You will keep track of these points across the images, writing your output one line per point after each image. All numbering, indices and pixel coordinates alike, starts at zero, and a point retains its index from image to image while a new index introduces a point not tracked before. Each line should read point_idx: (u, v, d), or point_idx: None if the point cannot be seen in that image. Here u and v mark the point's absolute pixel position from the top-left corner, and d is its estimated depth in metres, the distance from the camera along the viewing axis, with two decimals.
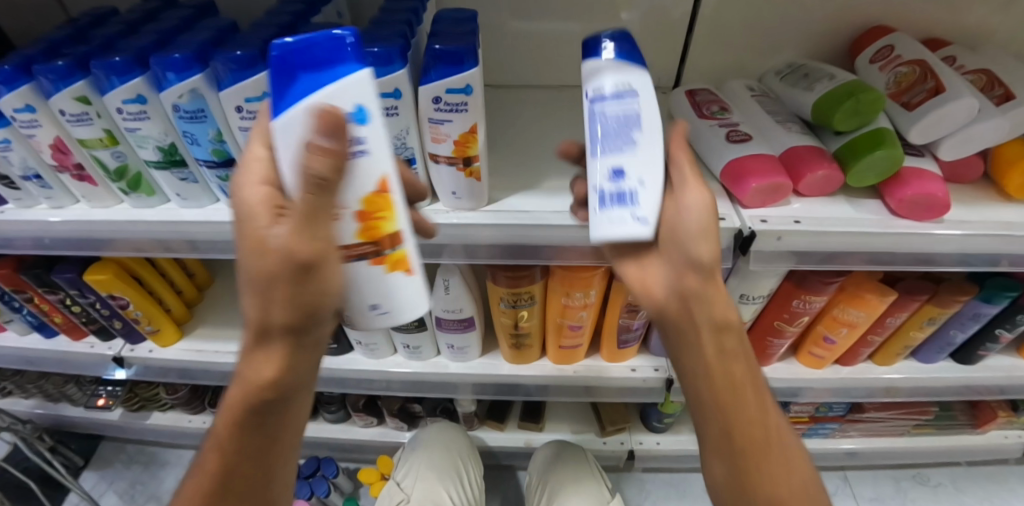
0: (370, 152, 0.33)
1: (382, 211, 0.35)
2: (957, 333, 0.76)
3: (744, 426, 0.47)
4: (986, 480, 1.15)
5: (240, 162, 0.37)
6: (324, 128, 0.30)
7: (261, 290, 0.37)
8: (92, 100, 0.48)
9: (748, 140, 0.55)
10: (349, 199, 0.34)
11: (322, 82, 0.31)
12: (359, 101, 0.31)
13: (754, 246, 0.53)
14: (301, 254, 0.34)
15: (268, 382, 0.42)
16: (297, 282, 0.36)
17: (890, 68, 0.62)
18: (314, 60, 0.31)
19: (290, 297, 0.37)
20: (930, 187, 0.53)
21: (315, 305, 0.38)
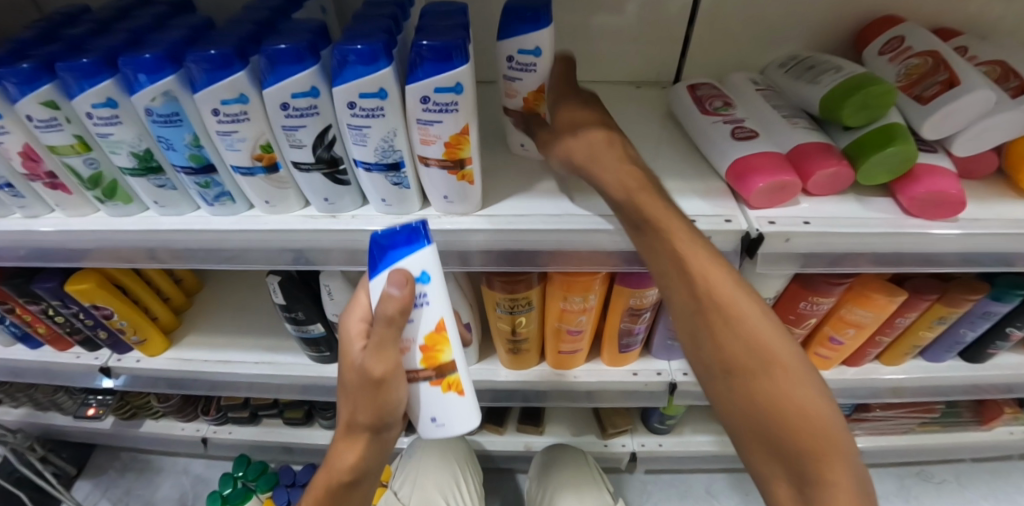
0: (429, 303, 0.42)
1: (440, 345, 0.43)
2: (966, 332, 0.73)
3: (735, 347, 0.41)
4: (991, 476, 1.13)
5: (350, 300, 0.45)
6: (396, 288, 0.39)
7: (349, 399, 0.44)
8: (60, 104, 0.45)
9: (754, 137, 0.53)
10: (417, 333, 0.42)
11: (400, 257, 0.41)
12: (424, 267, 0.41)
13: (761, 249, 0.51)
14: (377, 374, 0.41)
15: (346, 470, 0.48)
16: (375, 395, 0.42)
17: (900, 60, 0.59)
18: (398, 240, 0.41)
19: (367, 405, 0.43)
20: (943, 185, 0.51)
21: (384, 411, 0.43)
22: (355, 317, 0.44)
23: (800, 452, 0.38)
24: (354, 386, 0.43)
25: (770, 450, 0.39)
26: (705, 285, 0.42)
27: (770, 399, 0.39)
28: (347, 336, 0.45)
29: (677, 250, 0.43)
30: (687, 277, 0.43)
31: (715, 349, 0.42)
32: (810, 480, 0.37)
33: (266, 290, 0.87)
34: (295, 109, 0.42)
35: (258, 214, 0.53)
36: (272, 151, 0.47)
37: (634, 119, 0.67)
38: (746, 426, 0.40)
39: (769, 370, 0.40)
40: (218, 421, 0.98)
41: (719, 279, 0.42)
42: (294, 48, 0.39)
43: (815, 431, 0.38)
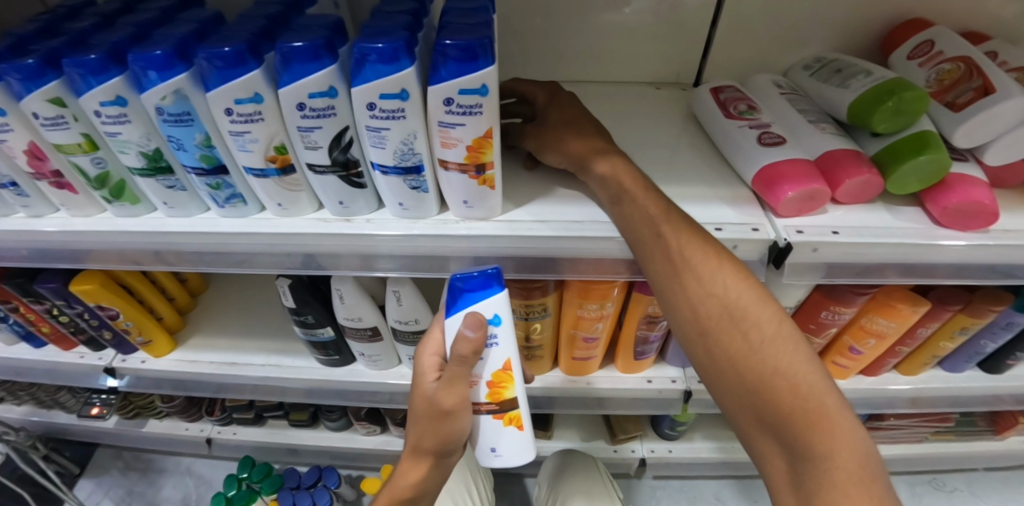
0: (500, 345, 0.44)
1: (507, 383, 0.46)
2: (988, 343, 0.72)
3: (713, 318, 0.42)
4: (1003, 486, 1.12)
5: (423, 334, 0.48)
6: (471, 331, 0.41)
7: (417, 426, 0.49)
8: (67, 101, 0.43)
9: (783, 143, 0.51)
10: (485, 372, 0.45)
11: (477, 301, 0.43)
12: (497, 311, 0.43)
13: (789, 259, 0.49)
14: (448, 405, 0.45)
15: (411, 485, 0.53)
16: (443, 425, 0.46)
17: (931, 64, 0.58)
18: (473, 286, 0.42)
19: (433, 431, 0.47)
20: (977, 194, 0.49)
21: (447, 439, 0.48)
22: (425, 350, 0.47)
23: (791, 424, 0.39)
24: (422, 412, 0.47)
25: (761, 422, 0.41)
26: (683, 263, 0.43)
27: (753, 369, 0.41)
28: (418, 366, 0.48)
29: (655, 226, 0.44)
30: (667, 253, 0.43)
31: (697, 326, 0.43)
32: (804, 453, 0.38)
33: (273, 290, 0.86)
34: (312, 109, 0.41)
35: (269, 217, 0.52)
36: (286, 153, 0.45)
37: (654, 122, 0.66)
38: (737, 402, 0.42)
39: (752, 342, 0.41)
40: (223, 422, 0.97)
41: (698, 254, 0.43)
42: (311, 46, 0.38)
43: (799, 404, 0.39)
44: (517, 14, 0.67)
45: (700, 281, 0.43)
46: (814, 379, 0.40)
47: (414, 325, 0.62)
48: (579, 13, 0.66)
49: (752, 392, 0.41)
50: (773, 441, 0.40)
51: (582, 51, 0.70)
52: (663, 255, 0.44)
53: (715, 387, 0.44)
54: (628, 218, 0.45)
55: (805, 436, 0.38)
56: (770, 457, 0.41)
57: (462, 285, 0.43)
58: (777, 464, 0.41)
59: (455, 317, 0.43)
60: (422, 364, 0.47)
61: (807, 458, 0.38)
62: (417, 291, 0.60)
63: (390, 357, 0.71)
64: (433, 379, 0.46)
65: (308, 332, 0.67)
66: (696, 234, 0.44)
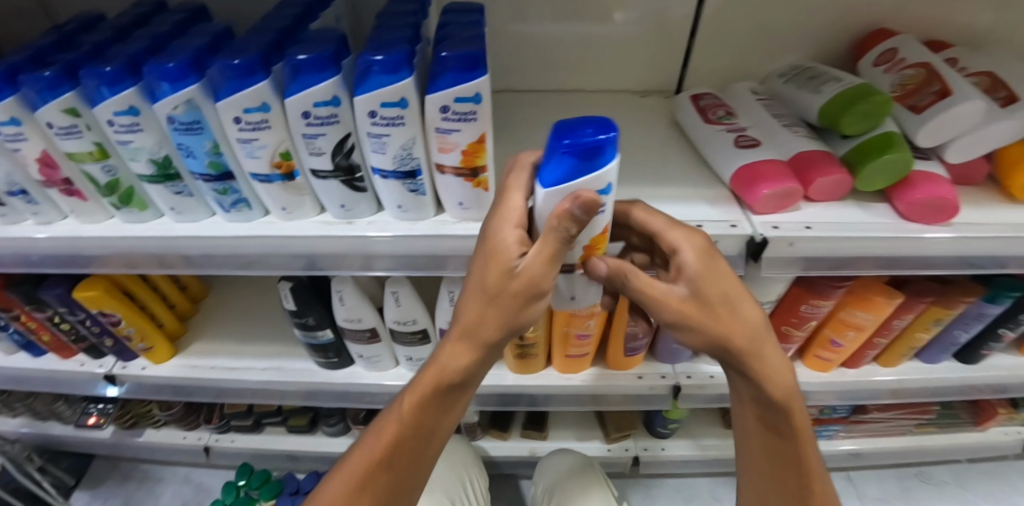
0: (599, 216, 0.38)
1: (607, 234, 0.42)
2: (962, 333, 0.76)
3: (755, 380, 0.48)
4: (988, 478, 1.15)
5: (499, 202, 0.40)
6: (579, 212, 0.33)
7: (477, 305, 0.41)
8: (81, 111, 0.46)
9: (757, 146, 0.55)
10: (583, 238, 0.41)
11: (583, 173, 0.34)
12: (610, 182, 0.35)
13: (766, 253, 0.52)
14: (545, 284, 0.39)
15: (452, 374, 0.44)
16: (521, 309, 0.40)
17: (896, 70, 0.62)
18: (588, 149, 0.33)
19: (504, 317, 0.41)
20: (939, 190, 0.52)
21: (518, 326, 0.42)
22: (504, 228, 0.39)
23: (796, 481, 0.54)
24: (500, 292, 0.39)
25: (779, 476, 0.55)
26: (759, 364, 0.47)
27: (786, 449, 0.53)
28: (486, 243, 0.40)
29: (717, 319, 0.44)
30: (755, 365, 0.47)
31: (758, 416, 0.52)
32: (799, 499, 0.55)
33: (273, 296, 0.87)
34: (316, 117, 0.43)
35: (273, 220, 0.54)
36: (291, 159, 0.48)
37: (640, 127, 0.69)
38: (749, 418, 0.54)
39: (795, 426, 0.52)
40: (221, 429, 0.97)
41: (773, 359, 0.47)
42: (316, 59, 0.40)
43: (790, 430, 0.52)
44: (508, 26, 0.70)
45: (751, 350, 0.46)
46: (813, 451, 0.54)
47: (411, 325, 0.65)
48: (567, 26, 0.70)
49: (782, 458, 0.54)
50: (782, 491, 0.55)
51: (569, 61, 0.74)
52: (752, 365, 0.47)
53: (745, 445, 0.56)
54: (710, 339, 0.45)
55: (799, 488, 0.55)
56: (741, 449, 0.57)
57: (572, 147, 0.33)
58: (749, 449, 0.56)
59: (556, 189, 0.34)
60: (502, 245, 0.38)
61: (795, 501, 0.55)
62: (414, 293, 0.62)
63: (387, 359, 0.73)
64: (517, 257, 0.38)
65: (309, 335, 0.68)
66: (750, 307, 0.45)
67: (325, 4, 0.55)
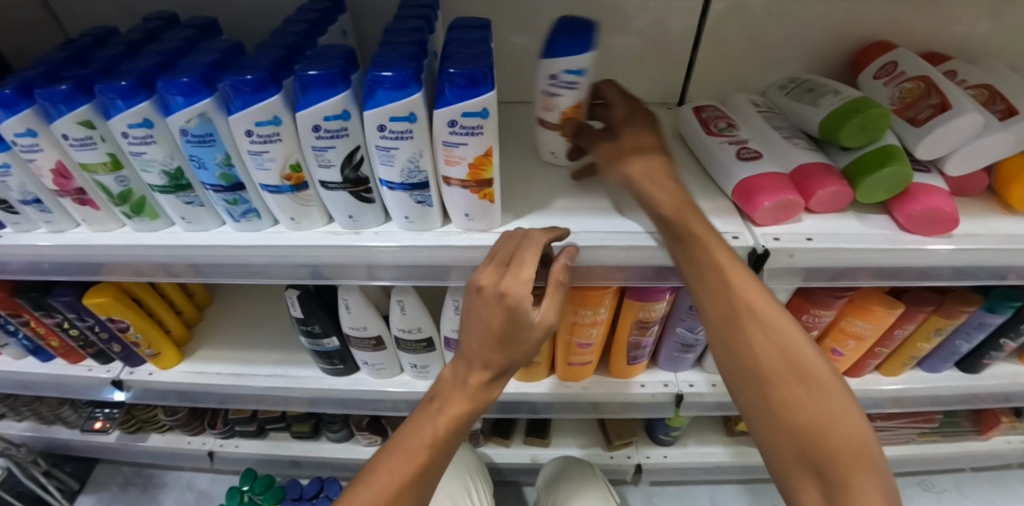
0: (578, 88, 0.55)
1: (580, 110, 0.58)
2: (962, 343, 0.76)
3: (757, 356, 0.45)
4: (991, 486, 1.14)
5: (514, 259, 0.46)
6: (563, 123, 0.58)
7: (491, 343, 0.46)
8: (96, 123, 0.47)
9: (759, 158, 0.55)
10: (563, 103, 0.57)
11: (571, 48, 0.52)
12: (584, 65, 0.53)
13: (768, 264, 0.53)
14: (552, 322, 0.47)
15: (479, 401, 0.50)
16: (525, 342, 0.46)
17: (895, 83, 0.63)
18: (572, 33, 0.52)
19: (508, 350, 0.46)
20: (938, 202, 0.53)
21: (520, 356, 0.48)
22: (513, 273, 0.44)
23: (835, 466, 0.39)
24: (522, 332, 0.45)
25: (805, 463, 0.41)
26: (755, 322, 0.45)
27: (806, 414, 0.42)
28: (491, 285, 0.44)
29: (706, 254, 0.46)
30: (749, 333, 0.45)
31: (791, 434, 0.42)
32: (843, 494, 0.38)
33: (278, 302, 0.88)
34: (326, 131, 0.44)
35: (282, 230, 0.55)
36: (300, 171, 0.49)
37: None
38: (774, 431, 0.43)
39: (844, 440, 0.40)
40: (225, 435, 0.98)
41: (780, 327, 0.45)
42: (326, 74, 0.41)
43: (841, 446, 0.40)
44: (511, 39, 0.71)
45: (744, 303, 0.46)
46: (860, 427, 0.41)
47: (416, 333, 0.65)
48: None
49: (806, 432, 0.41)
50: (817, 485, 0.40)
51: None
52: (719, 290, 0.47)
53: (757, 426, 0.45)
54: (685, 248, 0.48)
55: (848, 480, 0.39)
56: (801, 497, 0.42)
57: (565, 33, 0.53)
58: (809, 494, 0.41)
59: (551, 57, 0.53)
60: (513, 291, 0.43)
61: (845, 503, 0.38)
62: (419, 301, 0.63)
63: (391, 366, 0.73)
64: (523, 302, 0.44)
65: (314, 342, 0.69)
66: (738, 264, 0.47)
67: (332, 19, 0.57)
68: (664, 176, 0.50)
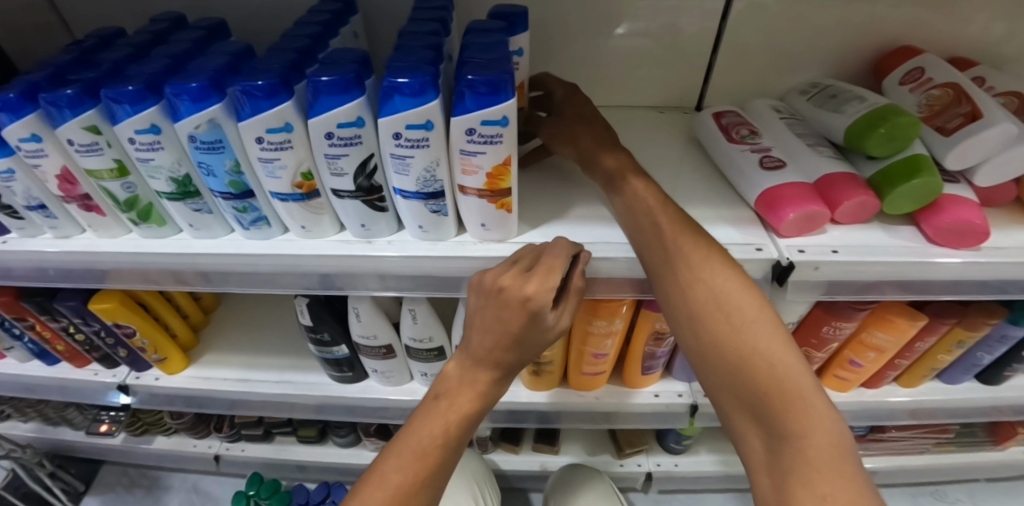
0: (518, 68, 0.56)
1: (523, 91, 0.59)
2: (984, 355, 0.74)
3: (697, 305, 0.44)
4: (1006, 496, 1.12)
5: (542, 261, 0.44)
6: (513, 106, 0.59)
7: (504, 341, 0.45)
8: (102, 129, 0.46)
9: (783, 167, 0.54)
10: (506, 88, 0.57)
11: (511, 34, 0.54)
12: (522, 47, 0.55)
13: (792, 277, 0.51)
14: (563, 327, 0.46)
15: (485, 397, 0.49)
16: (537, 341, 0.46)
17: (922, 90, 0.61)
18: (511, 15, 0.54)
19: (520, 351, 0.46)
20: (968, 215, 0.52)
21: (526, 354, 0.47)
22: (540, 278, 0.43)
23: (766, 403, 0.39)
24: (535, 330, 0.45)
25: (744, 404, 0.41)
26: (688, 273, 0.45)
27: (739, 356, 0.41)
28: (514, 288, 0.43)
29: (653, 215, 0.48)
30: (684, 284, 0.45)
31: (731, 378, 0.41)
32: (778, 429, 0.38)
33: (285, 306, 0.87)
34: (339, 138, 0.43)
35: (292, 238, 0.54)
36: (312, 179, 0.48)
37: (658, 144, 0.68)
38: (718, 380, 0.43)
39: (778, 380, 0.39)
40: (231, 439, 0.97)
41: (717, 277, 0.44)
42: (341, 80, 0.40)
43: (774, 387, 0.39)
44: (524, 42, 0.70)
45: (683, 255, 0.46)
46: (791, 360, 0.40)
47: (427, 342, 0.64)
48: (584, 42, 0.70)
49: (739, 374, 0.41)
50: (756, 424, 0.40)
51: (587, 75, 0.73)
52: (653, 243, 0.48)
53: (700, 372, 0.45)
54: (632, 212, 0.50)
55: (781, 416, 0.38)
56: (749, 446, 0.41)
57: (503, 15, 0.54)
58: (754, 445, 0.40)
59: None
60: (539, 298, 0.42)
61: (782, 439, 0.38)
62: (431, 310, 0.61)
63: (401, 374, 0.72)
64: (546, 307, 0.43)
65: (323, 350, 0.68)
66: (689, 228, 0.47)
67: (344, 21, 0.55)
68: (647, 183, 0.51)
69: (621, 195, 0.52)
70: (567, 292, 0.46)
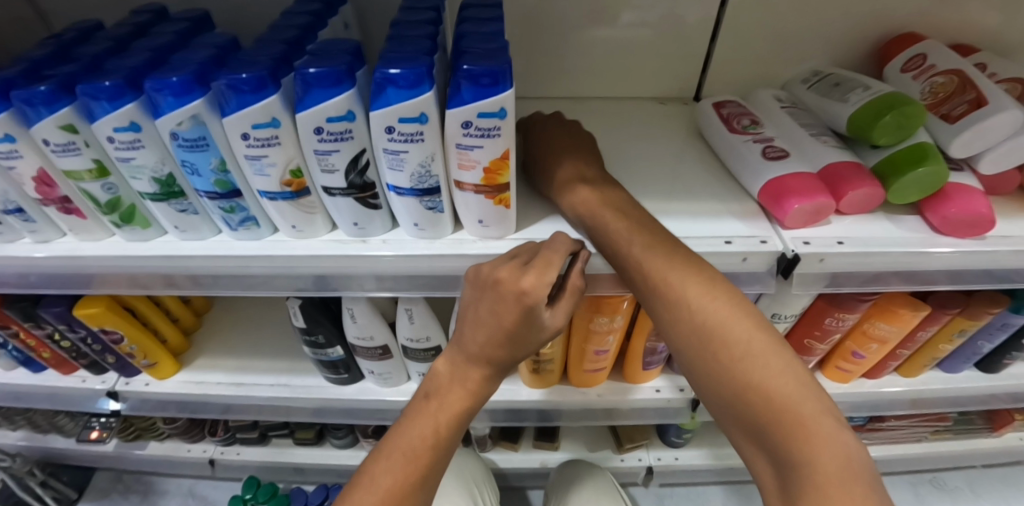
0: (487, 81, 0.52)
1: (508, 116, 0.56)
2: (985, 343, 0.74)
3: (690, 336, 0.43)
4: (1004, 483, 1.13)
5: (535, 258, 0.42)
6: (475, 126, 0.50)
7: (498, 338, 0.43)
8: (79, 127, 0.43)
9: (786, 157, 0.52)
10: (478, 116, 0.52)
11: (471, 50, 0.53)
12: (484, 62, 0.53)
13: (798, 269, 0.50)
14: (560, 325, 0.44)
15: (481, 395, 0.47)
16: (533, 340, 0.44)
17: (925, 78, 0.60)
18: None
19: (515, 348, 0.44)
20: (975, 204, 0.51)
21: (523, 351, 0.45)
22: (537, 271, 0.40)
23: (772, 432, 0.38)
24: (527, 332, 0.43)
25: (751, 435, 0.40)
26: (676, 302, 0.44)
27: (741, 389, 0.40)
28: (510, 281, 0.41)
29: (627, 243, 0.46)
30: (675, 315, 0.44)
31: (737, 413, 0.40)
32: (787, 463, 0.37)
33: (278, 307, 0.85)
34: (329, 133, 0.41)
35: (283, 238, 0.52)
36: (302, 176, 0.46)
37: (657, 136, 0.67)
38: (725, 411, 0.42)
39: (782, 412, 0.37)
40: (226, 442, 0.95)
41: (704, 304, 0.42)
42: (331, 72, 0.38)
43: (780, 418, 0.37)
44: (520, 32, 0.68)
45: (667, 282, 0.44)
46: (793, 386, 0.38)
47: (425, 342, 0.63)
48: (582, 32, 0.68)
49: (741, 402, 0.40)
50: (764, 452, 0.39)
51: (584, 66, 0.71)
52: (634, 268, 0.46)
53: (708, 402, 0.44)
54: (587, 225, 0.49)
55: (787, 445, 0.37)
56: (763, 476, 0.40)
57: None
58: (767, 474, 0.39)
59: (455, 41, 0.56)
60: (535, 293, 0.40)
61: (792, 471, 0.36)
62: (429, 310, 0.60)
63: (399, 374, 0.71)
64: (542, 303, 0.41)
65: (317, 352, 0.66)
66: (669, 251, 0.45)
67: (333, 11, 0.53)
68: (609, 204, 0.49)
69: (574, 210, 0.50)
70: (564, 289, 0.44)
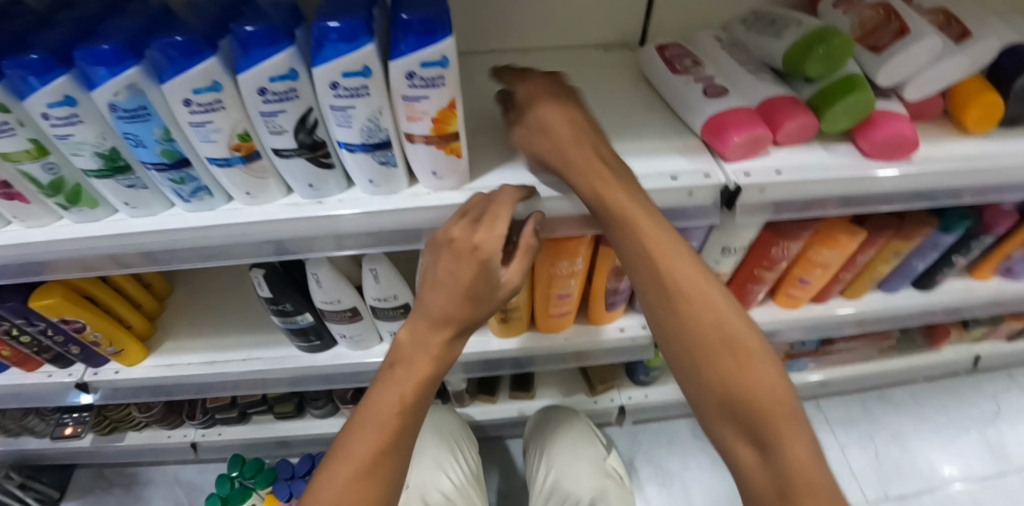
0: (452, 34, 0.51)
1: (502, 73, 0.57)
2: (918, 262, 0.80)
3: (694, 328, 0.45)
4: (945, 393, 1.22)
5: (487, 209, 0.45)
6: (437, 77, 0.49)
7: (457, 295, 0.46)
8: (11, 106, 0.41)
9: (725, 94, 0.55)
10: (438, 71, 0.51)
11: None
12: None
13: (739, 200, 0.53)
14: (513, 281, 0.47)
15: (446, 360, 0.50)
16: (489, 299, 0.47)
17: (855, 11, 0.62)
18: None
19: (473, 304, 0.47)
20: (899, 128, 0.54)
21: (480, 311, 0.47)
22: (487, 226, 0.44)
23: (755, 417, 0.41)
24: (483, 288, 0.46)
25: (734, 419, 0.43)
26: (682, 294, 0.46)
27: (735, 379, 0.43)
28: (463, 238, 0.44)
29: (637, 237, 0.46)
30: (677, 309, 0.46)
31: (725, 399, 0.43)
32: (769, 446, 0.41)
33: (244, 285, 0.84)
34: (273, 94, 0.40)
35: (238, 207, 0.52)
36: (250, 140, 0.45)
37: (606, 83, 0.68)
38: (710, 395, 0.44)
39: (767, 402, 0.41)
40: (206, 424, 0.96)
41: (713, 303, 0.45)
42: (267, 30, 0.37)
43: (768, 406, 0.41)
44: None
45: (674, 274, 0.46)
46: (779, 380, 0.43)
47: (392, 301, 0.64)
48: None
49: (730, 391, 0.43)
50: (742, 434, 0.43)
51: (531, 18, 0.71)
52: (642, 261, 0.47)
53: (690, 386, 0.46)
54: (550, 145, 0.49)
55: (769, 432, 0.41)
56: (735, 454, 0.43)
57: None
58: (742, 455, 0.43)
59: None
60: (486, 246, 0.44)
61: (771, 454, 0.40)
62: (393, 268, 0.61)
63: (370, 336, 0.72)
64: (493, 255, 0.44)
65: (287, 321, 0.67)
66: (677, 246, 0.47)
67: None
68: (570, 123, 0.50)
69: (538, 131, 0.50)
70: (518, 248, 0.47)
